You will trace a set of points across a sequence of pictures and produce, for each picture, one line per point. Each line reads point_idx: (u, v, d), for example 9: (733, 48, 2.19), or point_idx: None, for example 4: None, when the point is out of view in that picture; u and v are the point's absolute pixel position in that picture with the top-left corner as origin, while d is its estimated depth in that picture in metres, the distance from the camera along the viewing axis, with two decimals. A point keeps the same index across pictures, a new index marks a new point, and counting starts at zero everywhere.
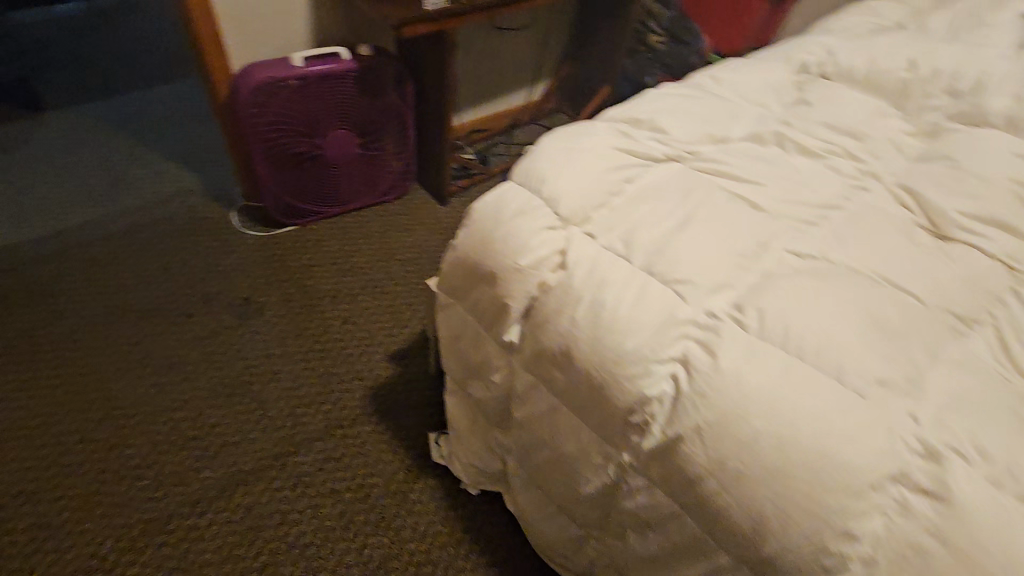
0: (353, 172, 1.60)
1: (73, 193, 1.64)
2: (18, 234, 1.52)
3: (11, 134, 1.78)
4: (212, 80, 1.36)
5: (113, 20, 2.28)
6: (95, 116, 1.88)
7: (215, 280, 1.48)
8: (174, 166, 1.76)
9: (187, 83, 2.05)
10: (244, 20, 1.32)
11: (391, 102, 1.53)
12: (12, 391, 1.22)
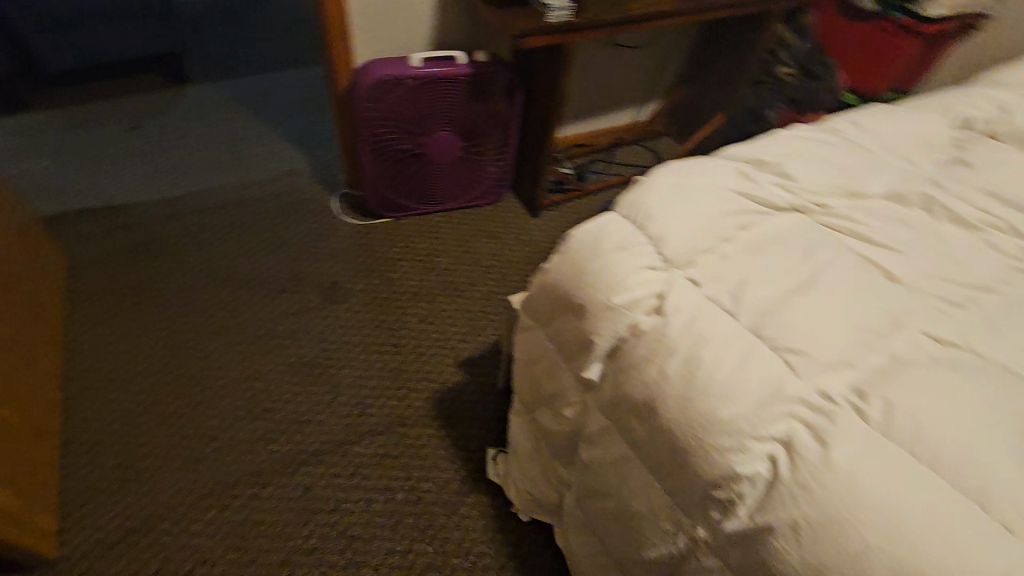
0: (450, 173, 1.62)
1: (199, 161, 1.78)
2: (148, 193, 1.65)
3: (157, 100, 1.96)
4: (335, 70, 1.41)
5: (258, 6, 2.47)
6: (228, 92, 2.03)
7: (309, 261, 1.54)
8: (289, 147, 1.86)
9: (313, 71, 2.17)
10: (375, 15, 1.36)
11: (498, 109, 1.53)
12: (121, 337, 1.33)
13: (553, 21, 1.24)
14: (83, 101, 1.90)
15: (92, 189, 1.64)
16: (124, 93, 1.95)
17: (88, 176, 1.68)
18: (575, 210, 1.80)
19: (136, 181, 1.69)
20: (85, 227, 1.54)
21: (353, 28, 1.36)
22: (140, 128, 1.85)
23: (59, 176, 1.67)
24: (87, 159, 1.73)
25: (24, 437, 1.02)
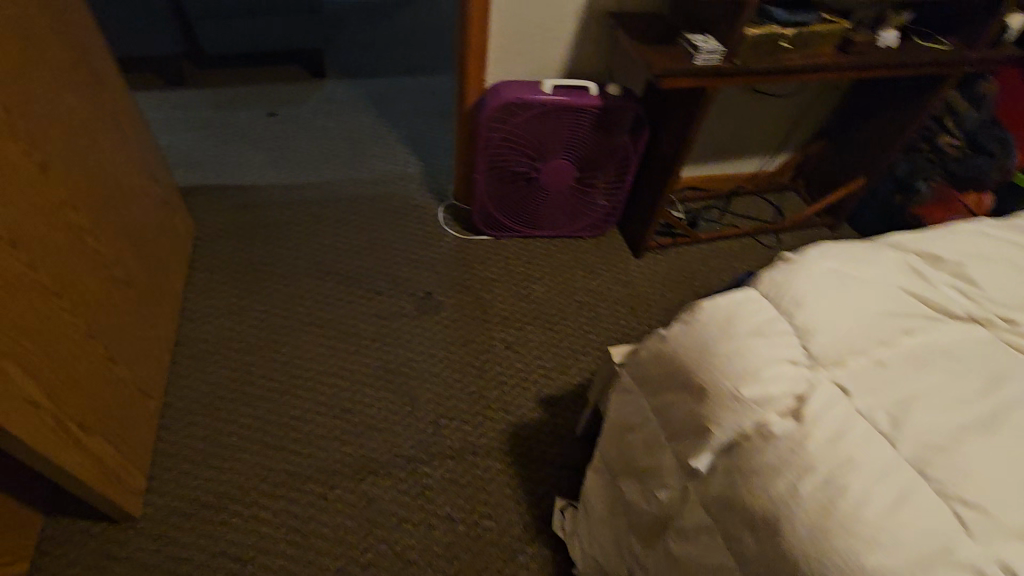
0: (559, 201, 1.58)
1: (322, 154, 1.86)
2: (273, 177, 1.75)
3: (294, 91, 2.08)
4: (465, 85, 1.42)
5: (398, 11, 2.57)
6: (359, 91, 2.12)
7: (407, 267, 1.56)
8: (405, 151, 1.91)
9: (440, 80, 2.23)
10: (515, 36, 1.35)
11: (620, 144, 1.47)
12: (227, 312, 1.40)
13: (699, 64, 1.17)
14: (233, 83, 2.05)
15: (226, 166, 1.76)
16: (269, 80, 2.09)
17: (225, 154, 1.80)
18: (681, 256, 1.71)
19: (265, 165, 1.79)
20: (214, 201, 1.65)
21: (492, 46, 1.36)
22: (277, 115, 1.97)
23: (201, 150, 1.81)
24: (227, 138, 1.86)
25: (132, 396, 1.08)
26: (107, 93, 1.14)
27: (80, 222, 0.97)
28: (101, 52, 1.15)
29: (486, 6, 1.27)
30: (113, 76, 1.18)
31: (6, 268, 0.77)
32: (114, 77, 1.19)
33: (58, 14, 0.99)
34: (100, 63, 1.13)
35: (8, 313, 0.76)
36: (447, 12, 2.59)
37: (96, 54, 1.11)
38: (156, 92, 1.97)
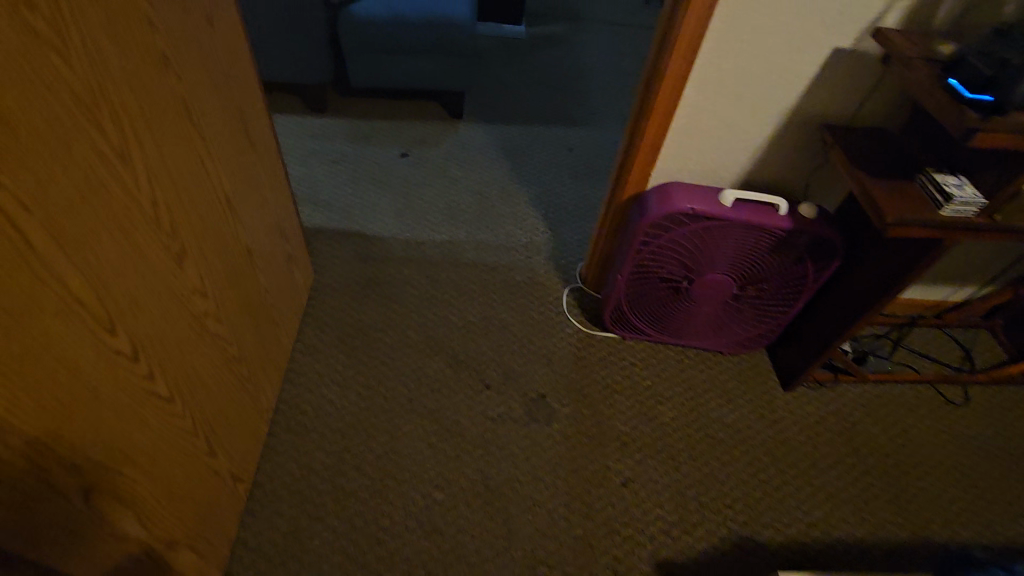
0: (706, 316, 1.36)
1: (448, 208, 1.76)
2: (395, 229, 1.67)
3: (430, 130, 2.00)
4: (627, 175, 1.25)
5: (544, 52, 2.47)
6: (493, 139, 2.01)
7: (523, 358, 1.41)
8: (534, 216, 1.77)
9: (579, 135, 2.09)
10: (700, 132, 1.15)
11: (799, 270, 1.23)
12: (331, 380, 1.31)
13: (944, 215, 0.92)
14: (371, 117, 2.01)
15: (351, 210, 1.71)
16: (406, 117, 2.03)
17: (353, 196, 1.75)
18: (840, 397, 1.43)
19: (390, 214, 1.72)
20: (335, 248, 1.59)
21: (670, 140, 1.17)
22: (409, 158, 1.90)
23: (330, 189, 1.76)
24: (357, 178, 1.81)
25: (226, 485, 1.00)
26: (257, 152, 1.08)
27: (207, 307, 0.89)
28: (259, 107, 1.09)
29: (675, 99, 1.08)
30: (265, 130, 1.12)
31: (125, 389, 0.68)
32: (266, 131, 1.14)
33: (225, 78, 0.92)
34: (256, 121, 1.07)
35: (118, 441, 0.67)
36: (593, 60, 2.46)
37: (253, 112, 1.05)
38: (297, 118, 1.97)
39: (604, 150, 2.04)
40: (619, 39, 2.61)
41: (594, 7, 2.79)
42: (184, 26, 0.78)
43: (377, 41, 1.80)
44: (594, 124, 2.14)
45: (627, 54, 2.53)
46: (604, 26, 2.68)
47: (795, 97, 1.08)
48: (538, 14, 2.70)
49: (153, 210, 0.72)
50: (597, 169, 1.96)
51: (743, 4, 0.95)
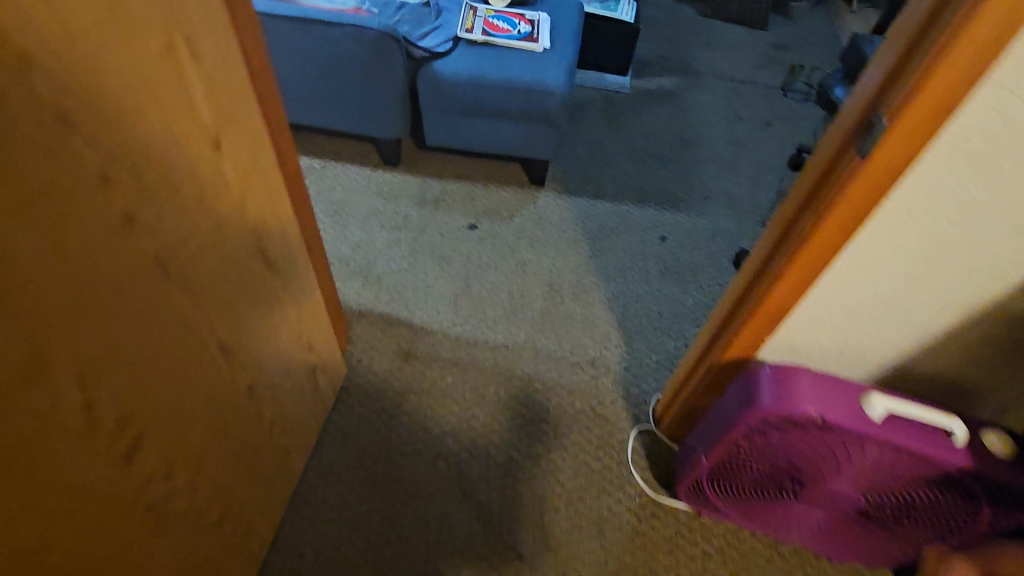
0: (814, 520, 1.04)
1: (511, 300, 1.53)
2: (445, 320, 1.47)
3: (506, 199, 1.79)
4: (733, 336, 0.96)
5: (647, 111, 2.19)
6: (575, 217, 1.76)
7: (567, 524, 1.16)
8: (608, 322, 1.51)
9: (676, 219, 1.80)
10: (845, 306, 0.84)
11: (966, 511, 0.88)
12: (341, 518, 1.14)
13: None
14: (444, 176, 1.83)
15: (403, 291, 1.53)
16: (481, 180, 1.83)
17: (407, 272, 1.57)
18: None
19: (443, 299, 1.52)
20: (376, 337, 1.41)
21: (800, 310, 0.87)
22: (477, 230, 1.69)
23: (384, 261, 1.59)
24: (416, 249, 1.63)
25: None
26: (282, 265, 0.92)
27: (174, 487, 0.73)
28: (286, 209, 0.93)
29: (818, 269, 0.79)
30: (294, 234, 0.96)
31: None
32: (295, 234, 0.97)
33: (240, 200, 0.75)
34: (284, 230, 0.91)
35: None
36: (704, 127, 2.16)
37: (281, 221, 0.88)
38: (367, 170, 1.82)
39: (702, 243, 1.74)
40: (734, 102, 2.29)
41: (711, 61, 2.48)
42: (177, 165, 0.61)
43: (459, 101, 1.61)
44: (694, 208, 1.84)
45: (743, 121, 2.21)
46: (719, 84, 2.37)
47: (1000, 287, 0.76)
48: (646, 63, 2.42)
49: (87, 412, 0.56)
50: (690, 267, 1.67)
51: (950, 172, 0.65)
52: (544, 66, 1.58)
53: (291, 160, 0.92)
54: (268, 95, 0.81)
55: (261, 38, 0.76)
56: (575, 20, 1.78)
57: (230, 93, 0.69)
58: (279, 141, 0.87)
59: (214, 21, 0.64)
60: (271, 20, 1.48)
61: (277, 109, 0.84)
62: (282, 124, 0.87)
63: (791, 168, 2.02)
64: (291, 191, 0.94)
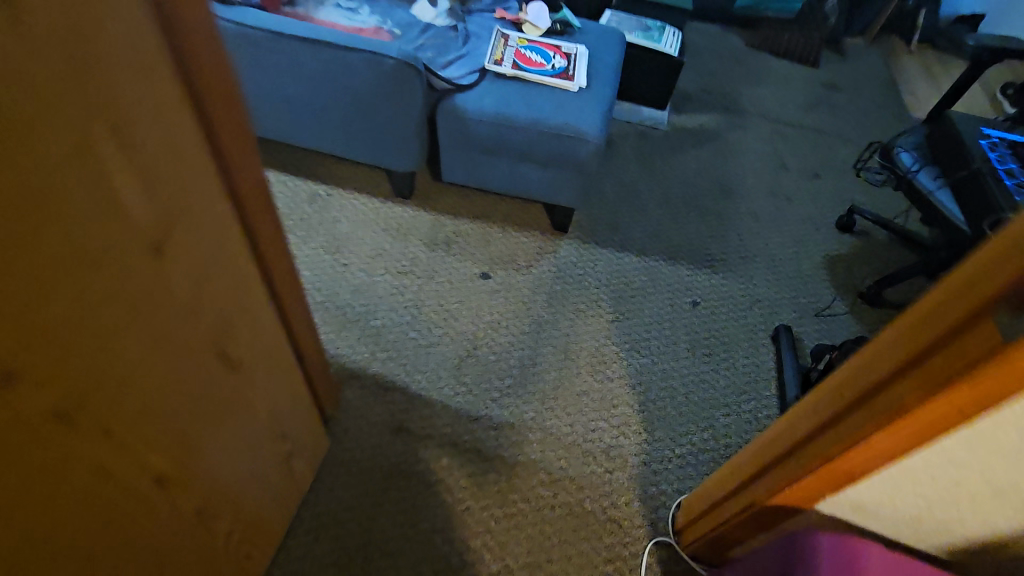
0: None
1: (521, 369, 1.38)
2: (447, 388, 1.32)
3: (526, 246, 1.63)
4: (787, 482, 0.80)
5: (685, 151, 2.02)
6: (598, 272, 1.60)
7: None
8: (628, 403, 1.35)
9: (710, 282, 1.63)
10: (937, 482, 0.67)
11: None
12: None
13: None
14: (459, 213, 1.68)
15: (402, 348, 1.38)
16: (498, 222, 1.67)
17: (409, 327, 1.42)
18: None
19: (447, 362, 1.37)
20: (368, 403, 1.26)
21: (879, 476, 0.70)
22: (490, 281, 1.54)
23: (385, 310, 1.44)
24: (422, 299, 1.48)
25: None
26: (256, 356, 0.78)
27: None
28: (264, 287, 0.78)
29: (912, 443, 0.62)
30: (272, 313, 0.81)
31: None
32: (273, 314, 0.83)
33: (197, 302, 0.61)
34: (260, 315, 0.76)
35: None
36: (747, 174, 1.98)
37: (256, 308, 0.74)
38: (376, 201, 1.67)
39: (738, 313, 1.57)
40: (781, 148, 2.10)
41: (756, 98, 2.30)
42: (99, 290, 0.47)
43: (482, 141, 1.45)
44: (732, 271, 1.67)
45: (788, 170, 2.02)
46: (764, 126, 2.18)
47: None
48: (687, 97, 2.25)
49: None
50: (723, 341, 1.50)
51: None
52: (578, 108, 1.41)
53: (274, 234, 0.77)
54: (248, 167, 0.66)
55: (240, 101, 0.62)
56: (616, 56, 1.61)
57: (188, 180, 0.55)
58: (259, 214, 0.72)
59: (167, 99, 0.49)
60: (279, 39, 1.32)
61: (260, 179, 0.70)
62: (266, 194, 0.72)
63: (840, 230, 1.84)
64: (273, 268, 0.79)
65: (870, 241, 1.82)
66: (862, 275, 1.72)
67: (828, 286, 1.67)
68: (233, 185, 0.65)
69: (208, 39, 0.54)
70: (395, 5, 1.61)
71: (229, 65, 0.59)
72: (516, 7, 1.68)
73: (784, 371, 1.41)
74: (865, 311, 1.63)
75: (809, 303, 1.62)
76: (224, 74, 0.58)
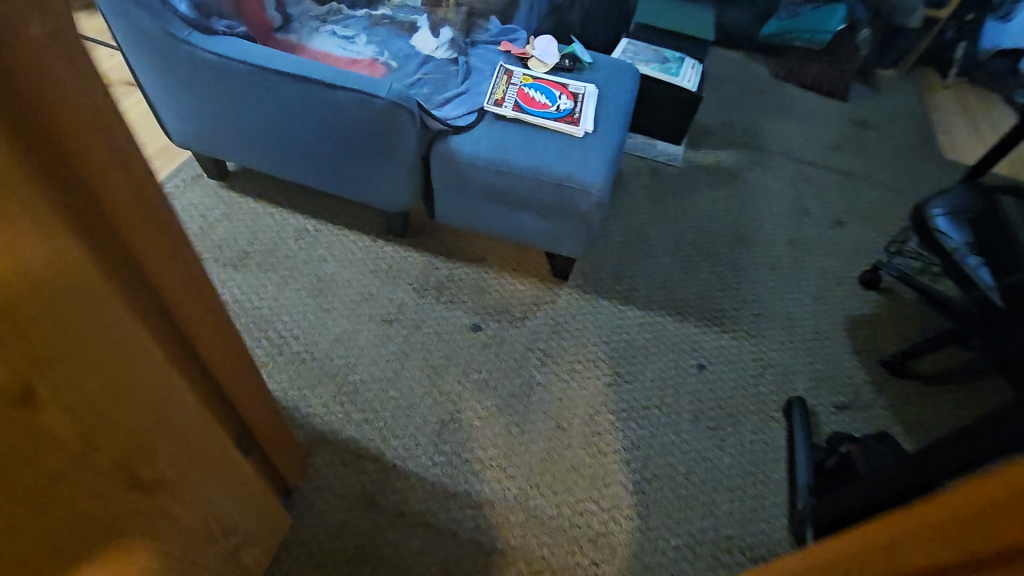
0: None
1: (507, 438, 1.27)
2: (424, 458, 1.22)
3: (524, 295, 1.52)
4: None
5: (701, 192, 1.90)
6: (598, 327, 1.49)
7: None
8: (621, 483, 1.24)
9: (720, 342, 1.51)
10: None
11: None
12: None
13: None
14: (453, 255, 1.58)
15: (380, 408, 1.28)
16: (493, 266, 1.57)
17: (390, 384, 1.32)
18: None
19: (427, 427, 1.27)
20: (337, 471, 1.18)
21: None
22: (480, 333, 1.43)
23: (366, 363, 1.34)
24: (406, 352, 1.38)
25: None
26: (188, 465, 0.70)
27: None
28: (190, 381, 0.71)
29: None
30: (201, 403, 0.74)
31: None
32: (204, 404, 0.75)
33: (97, 432, 0.53)
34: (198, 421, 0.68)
35: None
36: (766, 218, 1.85)
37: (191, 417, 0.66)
38: (367, 239, 1.58)
39: (748, 380, 1.44)
40: (804, 191, 1.97)
41: (779, 134, 2.16)
42: None
43: (477, 187, 1.35)
44: (745, 330, 1.55)
45: (809, 216, 1.89)
46: (786, 165, 2.05)
47: None
48: (706, 131, 2.13)
49: None
50: (731, 412, 1.38)
51: None
52: (582, 157, 1.31)
53: (209, 324, 0.69)
54: (173, 264, 0.60)
55: (163, 200, 0.55)
56: (628, 97, 1.50)
57: (86, 303, 0.47)
58: (191, 309, 0.65)
59: (48, 222, 0.42)
60: (263, 73, 1.25)
61: (193, 273, 0.63)
62: (201, 286, 0.66)
63: (864, 286, 1.71)
64: (208, 359, 0.72)
65: (896, 300, 1.68)
66: (886, 340, 1.58)
67: (847, 351, 1.54)
68: (149, 287, 0.57)
69: (118, 142, 0.48)
70: (394, 35, 1.54)
71: (148, 167, 0.52)
72: (523, 39, 1.58)
73: (796, 454, 1.28)
74: (889, 382, 1.50)
75: (826, 371, 1.49)
76: (143, 177, 0.51)
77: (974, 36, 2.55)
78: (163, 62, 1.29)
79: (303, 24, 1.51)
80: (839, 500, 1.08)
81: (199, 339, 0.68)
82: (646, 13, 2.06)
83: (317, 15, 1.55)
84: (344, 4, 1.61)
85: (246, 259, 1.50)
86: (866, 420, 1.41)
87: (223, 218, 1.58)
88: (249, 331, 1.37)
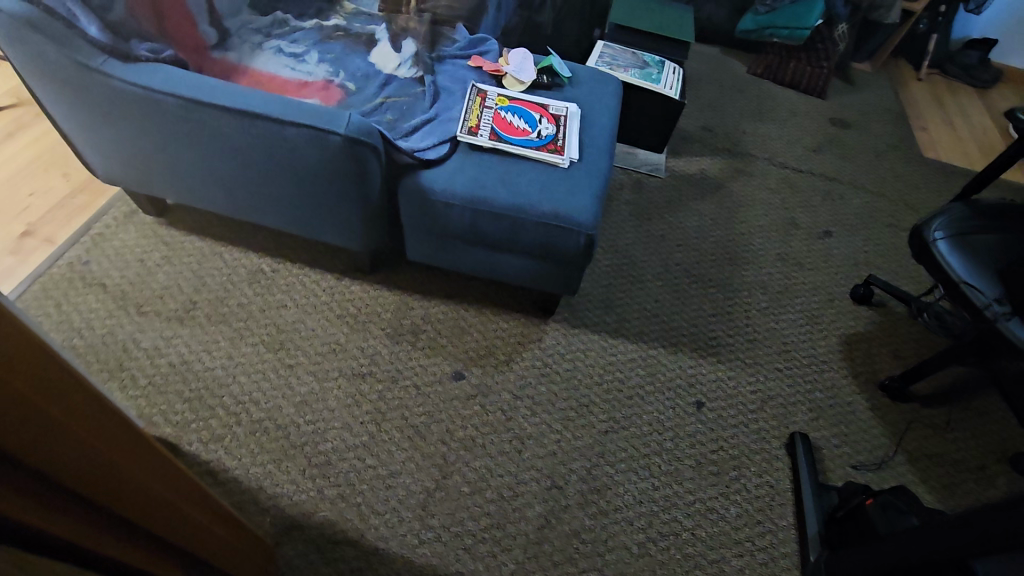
0: None
1: (499, 504, 1.16)
2: (409, 536, 1.09)
3: (508, 335, 1.40)
4: None
5: (686, 205, 1.80)
6: (589, 366, 1.38)
7: None
8: (625, 545, 1.14)
9: (715, 373, 1.43)
10: None
11: None
12: None
13: None
14: (429, 295, 1.44)
15: (355, 480, 1.15)
16: (473, 304, 1.44)
17: (365, 450, 1.18)
18: None
19: (410, 498, 1.14)
20: (312, 562, 1.04)
21: None
22: (463, 382, 1.31)
23: (336, 428, 1.21)
24: (382, 412, 1.24)
25: None
26: None
27: None
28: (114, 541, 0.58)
29: None
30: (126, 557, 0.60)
31: None
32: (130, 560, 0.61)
33: None
34: None
35: None
36: (754, 231, 1.77)
37: None
38: (331, 280, 1.43)
39: (749, 416, 1.37)
40: (790, 199, 1.90)
41: (761, 139, 2.09)
42: None
43: (454, 228, 1.21)
44: (741, 358, 1.47)
45: (798, 227, 1.82)
46: (770, 172, 1.97)
47: None
48: (687, 138, 2.03)
49: None
50: (734, 455, 1.30)
51: None
52: (568, 190, 1.18)
53: (122, 459, 0.56)
54: (62, 405, 0.47)
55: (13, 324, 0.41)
56: (613, 115, 1.37)
57: None
58: (94, 448, 0.52)
59: None
60: (195, 106, 1.06)
61: (89, 408, 0.51)
62: (102, 419, 0.53)
63: (856, 301, 1.65)
64: (129, 505, 0.59)
65: (888, 316, 1.64)
66: (882, 360, 1.53)
67: (845, 376, 1.49)
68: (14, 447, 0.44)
69: None
70: (350, 50, 1.38)
71: None
72: (495, 51, 1.44)
73: (805, 502, 1.21)
74: (888, 406, 1.45)
75: (825, 400, 1.43)
76: None
77: (946, 28, 2.52)
78: (74, 94, 1.10)
79: (243, 39, 1.35)
80: (857, 561, 1.01)
81: (113, 483, 0.56)
82: (621, 13, 1.94)
83: (258, 28, 1.38)
84: (290, 14, 1.46)
85: (194, 309, 1.33)
86: (870, 453, 1.36)
87: (164, 261, 1.40)
88: (201, 398, 1.20)
